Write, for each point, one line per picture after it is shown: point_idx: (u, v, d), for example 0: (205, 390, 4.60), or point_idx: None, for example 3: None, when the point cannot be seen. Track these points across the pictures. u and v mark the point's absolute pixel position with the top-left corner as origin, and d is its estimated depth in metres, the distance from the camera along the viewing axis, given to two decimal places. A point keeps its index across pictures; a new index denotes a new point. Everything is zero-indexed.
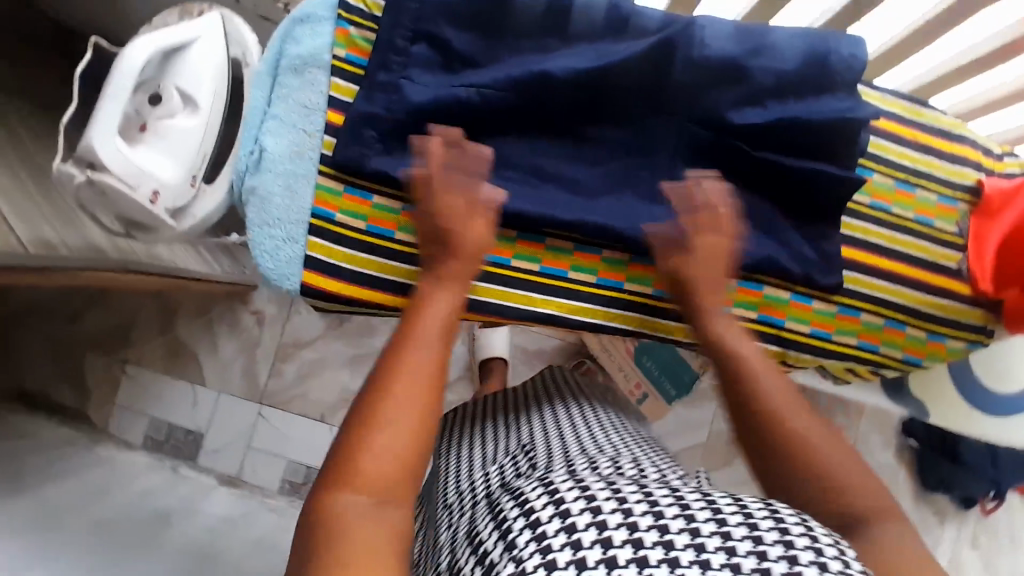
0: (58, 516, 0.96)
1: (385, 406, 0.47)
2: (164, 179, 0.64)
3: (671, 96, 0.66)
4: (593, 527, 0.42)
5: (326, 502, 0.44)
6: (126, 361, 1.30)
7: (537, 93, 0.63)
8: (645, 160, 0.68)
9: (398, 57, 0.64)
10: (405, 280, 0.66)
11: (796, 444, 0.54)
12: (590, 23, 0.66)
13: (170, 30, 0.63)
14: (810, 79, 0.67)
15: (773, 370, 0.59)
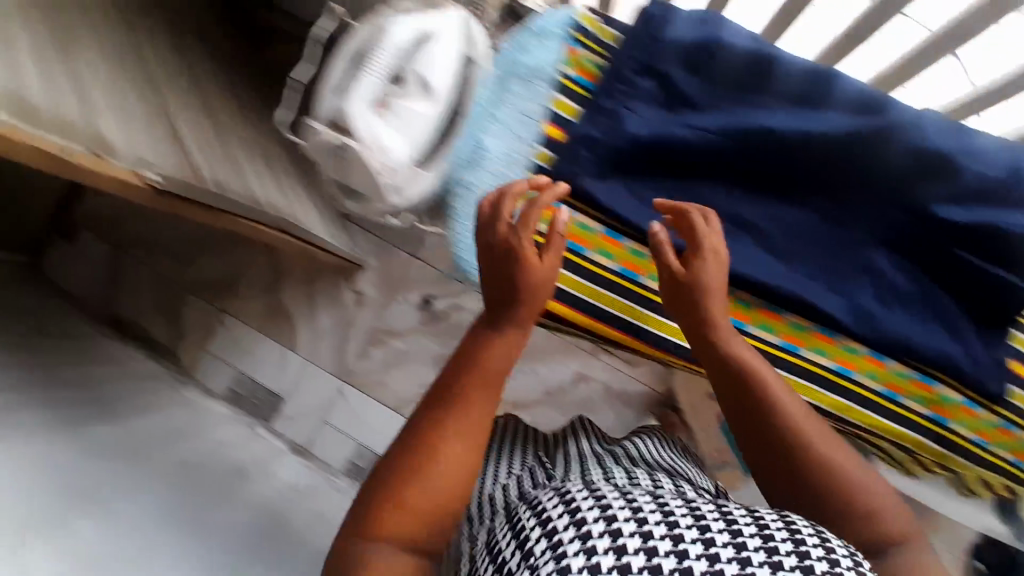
0: (147, 449, 0.98)
1: (425, 446, 0.50)
2: (392, 154, 0.65)
3: (884, 180, 0.66)
4: (607, 536, 0.41)
5: (357, 550, 0.47)
6: (224, 312, 1.34)
7: (753, 147, 0.65)
8: (838, 232, 0.68)
9: (624, 87, 0.66)
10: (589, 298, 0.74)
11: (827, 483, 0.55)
12: (792, 84, 0.65)
13: (421, 20, 0.65)
14: (1011, 189, 0.64)
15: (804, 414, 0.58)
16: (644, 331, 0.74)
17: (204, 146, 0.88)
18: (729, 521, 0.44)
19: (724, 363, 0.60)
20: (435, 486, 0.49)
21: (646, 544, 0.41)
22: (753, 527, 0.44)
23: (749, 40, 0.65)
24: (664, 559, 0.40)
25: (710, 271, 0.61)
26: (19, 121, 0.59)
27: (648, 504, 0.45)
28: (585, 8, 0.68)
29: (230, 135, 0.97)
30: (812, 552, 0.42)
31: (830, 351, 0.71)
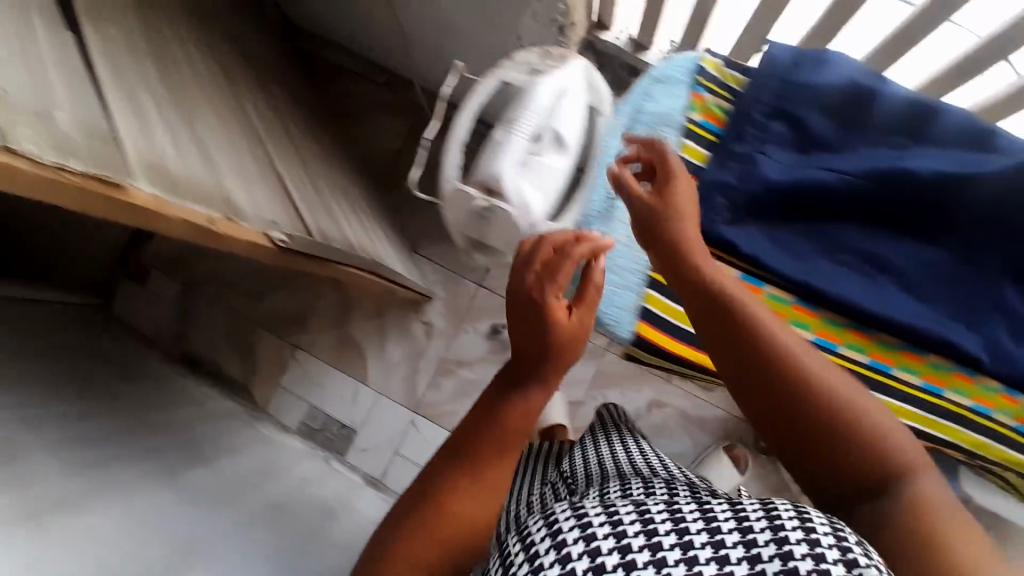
0: (239, 492, 0.98)
1: (436, 492, 0.48)
2: (533, 212, 0.68)
3: (1015, 218, 0.64)
4: (616, 552, 0.37)
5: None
6: (296, 346, 1.34)
7: (892, 189, 0.64)
8: (977, 270, 0.66)
9: (754, 131, 0.66)
10: None
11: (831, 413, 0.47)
12: (888, 114, 0.66)
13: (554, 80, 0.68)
14: None
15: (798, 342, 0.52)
16: None
17: (304, 194, 0.89)
18: (724, 518, 0.38)
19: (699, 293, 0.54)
20: (454, 531, 0.46)
21: (623, 558, 0.37)
22: (760, 521, 0.37)
23: (848, 72, 0.65)
24: (674, 568, 0.36)
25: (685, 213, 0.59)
26: (158, 191, 0.56)
27: (629, 513, 0.40)
28: (710, 54, 0.69)
29: (317, 180, 0.98)
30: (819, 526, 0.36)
31: (970, 391, 0.68)
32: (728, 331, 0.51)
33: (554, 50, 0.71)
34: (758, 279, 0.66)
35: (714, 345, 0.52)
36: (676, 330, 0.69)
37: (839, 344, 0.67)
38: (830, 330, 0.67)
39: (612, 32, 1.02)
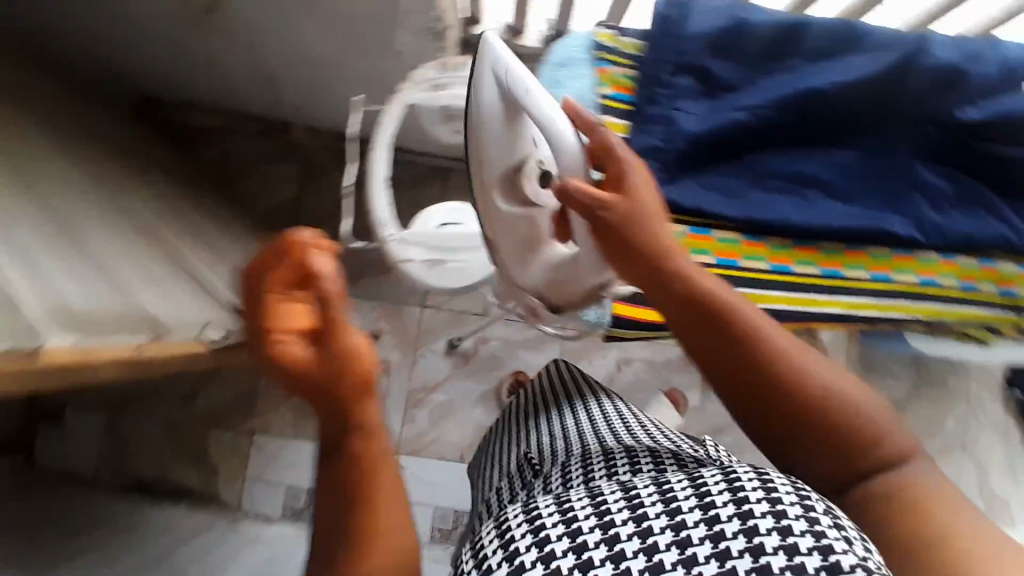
0: None
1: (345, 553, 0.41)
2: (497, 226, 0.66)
3: (906, 102, 0.69)
4: (603, 544, 0.38)
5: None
6: (253, 431, 1.24)
7: (801, 108, 0.67)
8: (888, 160, 0.71)
9: (662, 89, 0.67)
10: None
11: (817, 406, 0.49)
12: (757, 44, 0.67)
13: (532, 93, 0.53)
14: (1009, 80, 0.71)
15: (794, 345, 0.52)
16: (769, 312, 0.71)
17: (224, 278, 0.82)
18: (703, 492, 0.39)
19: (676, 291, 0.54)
20: (378, 573, 0.41)
21: (606, 534, 0.39)
22: (726, 493, 0.38)
23: (712, 19, 0.66)
24: (667, 553, 0.37)
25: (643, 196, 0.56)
26: (78, 337, 0.51)
27: (617, 500, 0.41)
28: (602, 26, 0.68)
29: (227, 257, 0.91)
30: (785, 495, 0.37)
31: (915, 268, 0.73)
32: (701, 326, 0.53)
33: (451, 59, 0.68)
34: (705, 227, 0.69)
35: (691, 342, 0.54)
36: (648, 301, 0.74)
37: (792, 265, 0.71)
38: (780, 254, 0.71)
39: (483, 24, 1.00)
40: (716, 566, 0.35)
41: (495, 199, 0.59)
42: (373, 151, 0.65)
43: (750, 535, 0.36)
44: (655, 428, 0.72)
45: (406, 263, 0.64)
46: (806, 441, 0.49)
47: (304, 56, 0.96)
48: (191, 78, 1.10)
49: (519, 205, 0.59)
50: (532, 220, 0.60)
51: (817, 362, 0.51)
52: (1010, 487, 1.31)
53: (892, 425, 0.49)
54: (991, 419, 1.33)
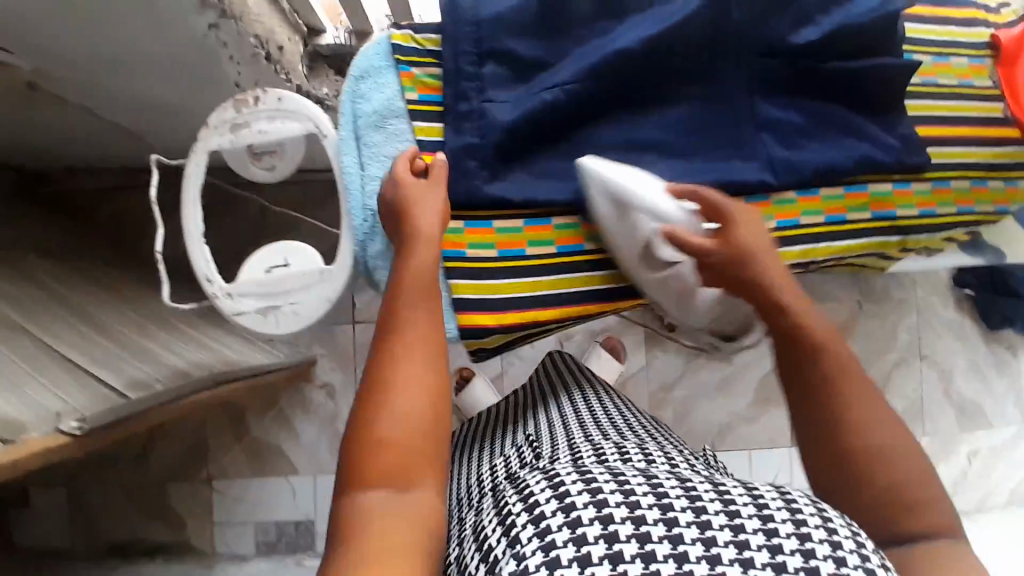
0: None
1: (370, 436, 0.47)
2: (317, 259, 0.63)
3: (732, 38, 0.66)
4: (661, 523, 0.42)
5: (352, 505, 0.44)
6: (211, 477, 1.26)
7: (615, 72, 0.64)
8: (727, 106, 0.68)
9: (472, 82, 0.64)
10: (574, 289, 0.67)
11: (881, 466, 0.52)
12: (566, 14, 0.66)
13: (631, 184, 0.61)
14: None
15: (885, 414, 0.54)
16: (623, 290, 0.70)
17: (98, 357, 0.81)
18: (760, 505, 0.44)
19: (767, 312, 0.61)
20: (391, 487, 0.45)
21: (669, 530, 0.42)
22: (783, 512, 0.44)
23: None
24: (724, 549, 0.41)
25: (754, 242, 0.62)
26: None
27: (675, 488, 0.46)
28: (395, 28, 0.65)
29: (113, 330, 0.90)
30: (840, 529, 0.43)
31: (772, 213, 0.69)
32: (787, 343, 0.59)
33: (245, 96, 0.64)
34: (545, 217, 0.65)
35: (781, 351, 0.60)
36: (508, 303, 0.64)
37: None
38: None
39: (328, 34, 1.00)
40: (767, 556, 0.41)
41: (637, 271, 0.67)
42: (184, 207, 0.65)
43: (805, 556, 0.41)
44: (642, 422, 0.78)
45: (240, 315, 0.63)
46: (865, 488, 0.52)
47: (151, 102, 0.94)
48: (55, 145, 1.07)
49: (661, 266, 0.67)
50: (678, 274, 0.68)
51: (892, 424, 0.53)
52: (970, 385, 1.34)
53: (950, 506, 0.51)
54: (939, 323, 1.33)
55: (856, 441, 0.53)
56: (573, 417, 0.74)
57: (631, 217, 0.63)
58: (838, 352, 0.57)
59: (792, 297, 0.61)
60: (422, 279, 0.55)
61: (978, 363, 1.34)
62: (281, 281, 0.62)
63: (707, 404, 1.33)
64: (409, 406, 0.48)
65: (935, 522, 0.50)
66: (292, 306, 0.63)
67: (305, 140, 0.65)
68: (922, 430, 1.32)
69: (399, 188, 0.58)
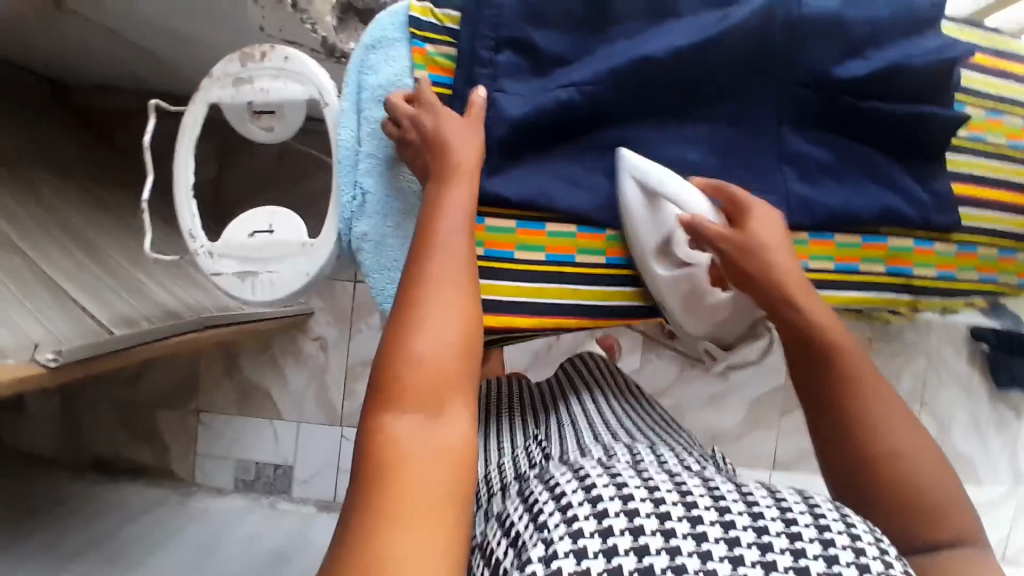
0: None
1: (405, 364, 0.44)
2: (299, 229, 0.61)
3: (765, 61, 0.64)
4: (717, 524, 0.41)
5: (376, 429, 0.42)
6: (198, 409, 1.29)
7: (636, 79, 0.61)
8: (748, 130, 0.65)
9: (485, 70, 0.61)
10: (556, 300, 0.64)
11: (904, 486, 0.54)
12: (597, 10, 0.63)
13: (655, 168, 0.60)
14: (884, 27, 0.65)
15: (913, 437, 0.56)
16: (609, 310, 0.67)
17: (88, 287, 0.82)
18: (787, 509, 0.43)
19: (792, 325, 0.60)
20: (420, 420, 0.43)
21: (726, 534, 0.41)
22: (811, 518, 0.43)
23: None
24: (780, 555, 0.40)
25: (777, 252, 0.60)
26: None
27: (698, 487, 0.45)
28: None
29: (109, 260, 0.91)
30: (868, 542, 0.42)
31: None
32: (816, 370, 0.60)
33: (252, 49, 0.63)
34: (539, 221, 0.63)
35: (806, 371, 0.61)
36: (484, 305, 0.62)
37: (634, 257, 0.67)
38: (621, 247, 0.66)
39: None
40: (792, 559, 0.40)
41: (651, 269, 0.64)
42: (176, 156, 0.64)
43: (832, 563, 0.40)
44: (648, 423, 0.76)
45: (218, 275, 0.63)
46: (896, 507, 0.53)
47: (173, 33, 0.93)
48: (84, 61, 1.07)
49: (676, 265, 0.64)
50: (691, 279, 0.65)
51: (921, 441, 0.56)
52: (967, 441, 1.29)
53: (974, 520, 0.53)
54: (947, 372, 1.29)
55: (874, 458, 0.55)
56: (589, 423, 0.69)
57: (658, 212, 0.62)
58: (856, 376, 0.58)
59: (826, 316, 0.60)
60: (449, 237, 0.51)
61: (982, 420, 1.30)
62: (263, 247, 0.61)
63: (693, 416, 1.31)
64: (440, 329, 0.46)
65: (958, 532, 0.52)
66: (269, 274, 0.61)
67: (307, 105, 0.63)
68: None
69: (435, 118, 0.56)
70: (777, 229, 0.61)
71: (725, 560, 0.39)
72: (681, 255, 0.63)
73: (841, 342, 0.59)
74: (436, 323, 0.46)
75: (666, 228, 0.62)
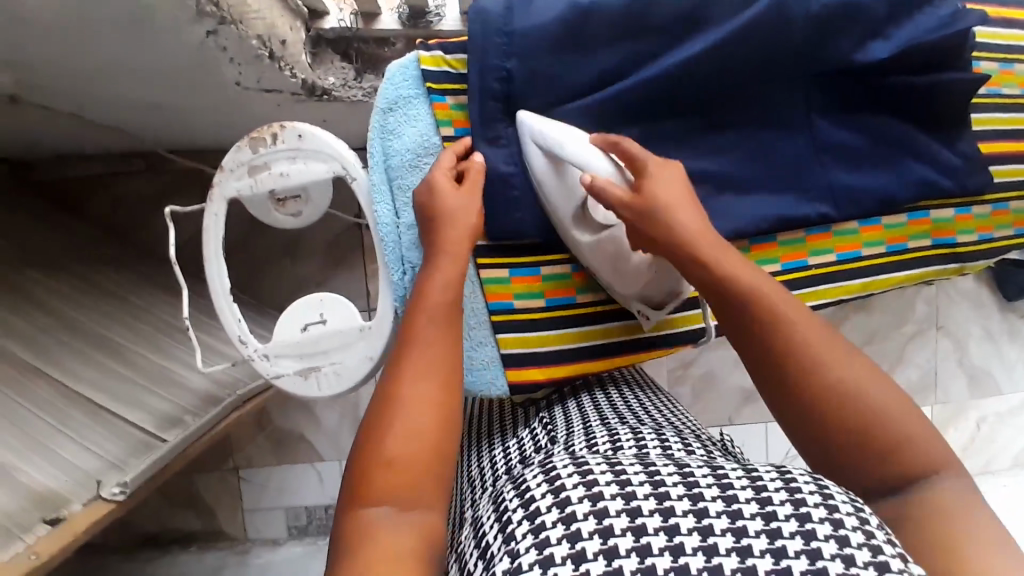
0: None
1: (376, 448, 0.46)
2: (353, 315, 0.59)
3: (794, 51, 0.61)
4: (658, 513, 0.41)
5: (358, 518, 0.44)
6: (237, 467, 1.26)
7: (659, 99, 0.60)
8: (777, 129, 0.64)
9: (500, 103, 0.58)
10: (624, 336, 0.64)
11: (860, 417, 0.48)
12: (610, 30, 0.59)
13: (554, 130, 0.55)
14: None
15: (833, 353, 0.50)
16: (677, 334, 0.66)
17: (122, 393, 0.82)
18: (761, 488, 0.43)
19: (719, 289, 0.53)
20: (383, 500, 0.44)
21: (666, 523, 0.40)
22: (750, 491, 0.42)
23: (549, 14, 0.58)
24: (721, 537, 0.40)
25: (682, 215, 0.54)
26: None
27: (671, 476, 0.45)
28: (424, 50, 0.59)
29: (131, 355, 0.89)
30: (843, 507, 0.41)
31: (832, 245, 0.67)
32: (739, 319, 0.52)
33: (260, 133, 0.59)
34: None
35: (736, 329, 0.53)
36: (557, 356, 0.62)
37: None
38: None
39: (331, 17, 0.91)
40: (767, 541, 0.39)
41: (571, 233, 0.58)
42: (206, 260, 0.60)
43: (773, 537, 0.39)
44: (665, 394, 0.73)
45: (278, 377, 0.60)
46: (855, 446, 0.48)
47: (142, 100, 0.86)
48: (40, 142, 1.00)
49: (598, 231, 0.58)
50: (614, 239, 0.58)
51: (842, 352, 0.50)
52: (980, 354, 1.34)
53: (935, 440, 0.48)
54: (957, 292, 1.32)
55: (826, 402, 0.49)
56: (602, 399, 0.64)
57: (565, 176, 0.56)
58: (786, 318, 0.51)
59: (730, 263, 0.54)
60: (436, 305, 0.52)
61: (992, 330, 1.34)
62: (319, 339, 0.59)
63: (725, 380, 1.31)
64: (407, 425, 0.47)
65: (923, 459, 0.47)
66: (334, 367, 0.59)
67: (333, 183, 0.60)
68: (933, 399, 1.34)
69: (437, 202, 0.54)
70: (675, 187, 0.55)
71: (699, 551, 0.39)
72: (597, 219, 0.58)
73: (764, 290, 0.53)
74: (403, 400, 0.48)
75: (573, 192, 0.57)
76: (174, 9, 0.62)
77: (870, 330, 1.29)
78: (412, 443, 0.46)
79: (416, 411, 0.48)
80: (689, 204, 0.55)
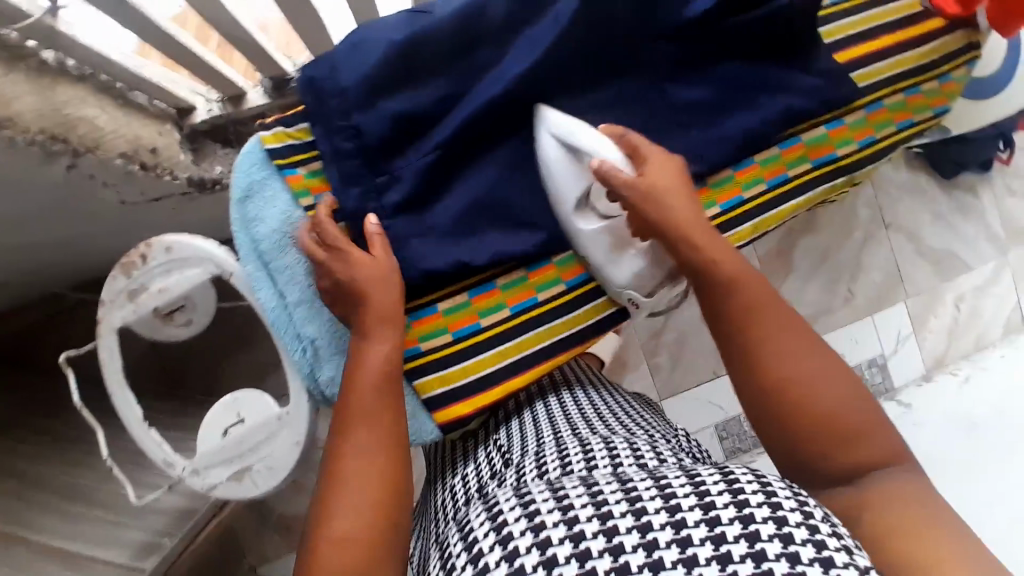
0: None
1: (325, 535, 0.45)
2: (270, 404, 0.60)
3: (623, 26, 0.61)
4: (602, 535, 0.41)
5: None
6: (254, 565, 1.25)
7: (505, 111, 0.60)
8: (633, 102, 0.64)
9: (353, 160, 0.58)
10: (541, 344, 0.64)
11: (822, 413, 0.48)
12: (437, 58, 0.59)
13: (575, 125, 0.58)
14: None
15: (801, 343, 0.50)
16: (590, 326, 0.66)
17: (95, 536, 0.81)
18: (704, 492, 0.42)
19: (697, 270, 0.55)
20: None
21: (611, 544, 0.40)
22: (693, 496, 0.42)
23: (372, 62, 0.58)
24: (666, 550, 0.40)
25: (672, 206, 0.56)
26: None
27: (614, 492, 0.44)
28: (264, 130, 0.58)
29: (97, 494, 0.87)
30: (786, 502, 0.41)
31: (715, 198, 0.67)
32: (716, 306, 0.54)
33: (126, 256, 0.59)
34: (487, 282, 0.63)
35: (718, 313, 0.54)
36: (478, 386, 0.62)
37: (590, 269, 0.65)
38: (575, 265, 0.65)
39: (200, 108, 0.88)
40: (712, 549, 0.39)
41: (574, 223, 0.60)
42: (111, 393, 0.60)
43: (717, 542, 0.39)
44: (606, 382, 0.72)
45: (214, 487, 0.60)
46: (825, 442, 0.48)
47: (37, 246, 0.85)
48: None
49: (601, 219, 0.60)
50: (611, 231, 0.61)
51: (805, 342, 0.51)
52: (937, 238, 1.34)
53: (891, 432, 0.49)
54: (896, 187, 1.32)
55: (791, 392, 0.49)
56: (542, 411, 0.62)
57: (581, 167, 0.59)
58: (765, 304, 0.52)
59: (722, 248, 0.55)
60: (370, 379, 0.53)
61: (941, 213, 1.35)
62: (243, 439, 0.60)
63: (702, 338, 1.29)
64: (350, 508, 0.47)
65: (884, 451, 0.48)
66: (266, 460, 0.60)
67: (214, 285, 0.62)
68: (905, 295, 1.33)
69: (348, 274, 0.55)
70: (673, 177, 0.57)
71: (644, 568, 0.39)
72: (604, 213, 0.60)
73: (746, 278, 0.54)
74: (350, 483, 0.48)
75: (579, 194, 0.59)
76: (21, 161, 0.61)
77: (824, 247, 1.29)
78: (355, 522, 0.46)
79: (360, 491, 0.47)
80: (682, 194, 0.57)
